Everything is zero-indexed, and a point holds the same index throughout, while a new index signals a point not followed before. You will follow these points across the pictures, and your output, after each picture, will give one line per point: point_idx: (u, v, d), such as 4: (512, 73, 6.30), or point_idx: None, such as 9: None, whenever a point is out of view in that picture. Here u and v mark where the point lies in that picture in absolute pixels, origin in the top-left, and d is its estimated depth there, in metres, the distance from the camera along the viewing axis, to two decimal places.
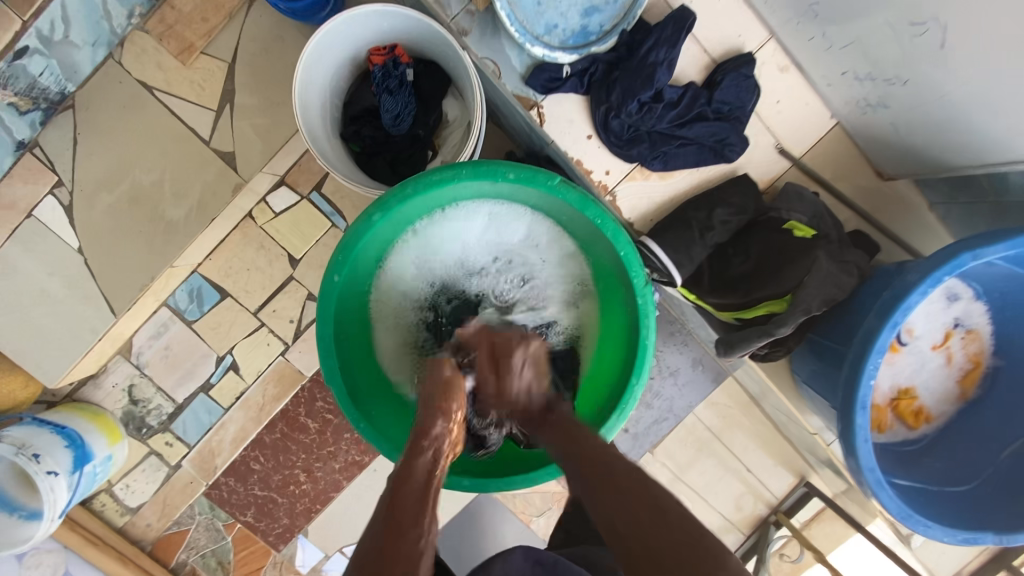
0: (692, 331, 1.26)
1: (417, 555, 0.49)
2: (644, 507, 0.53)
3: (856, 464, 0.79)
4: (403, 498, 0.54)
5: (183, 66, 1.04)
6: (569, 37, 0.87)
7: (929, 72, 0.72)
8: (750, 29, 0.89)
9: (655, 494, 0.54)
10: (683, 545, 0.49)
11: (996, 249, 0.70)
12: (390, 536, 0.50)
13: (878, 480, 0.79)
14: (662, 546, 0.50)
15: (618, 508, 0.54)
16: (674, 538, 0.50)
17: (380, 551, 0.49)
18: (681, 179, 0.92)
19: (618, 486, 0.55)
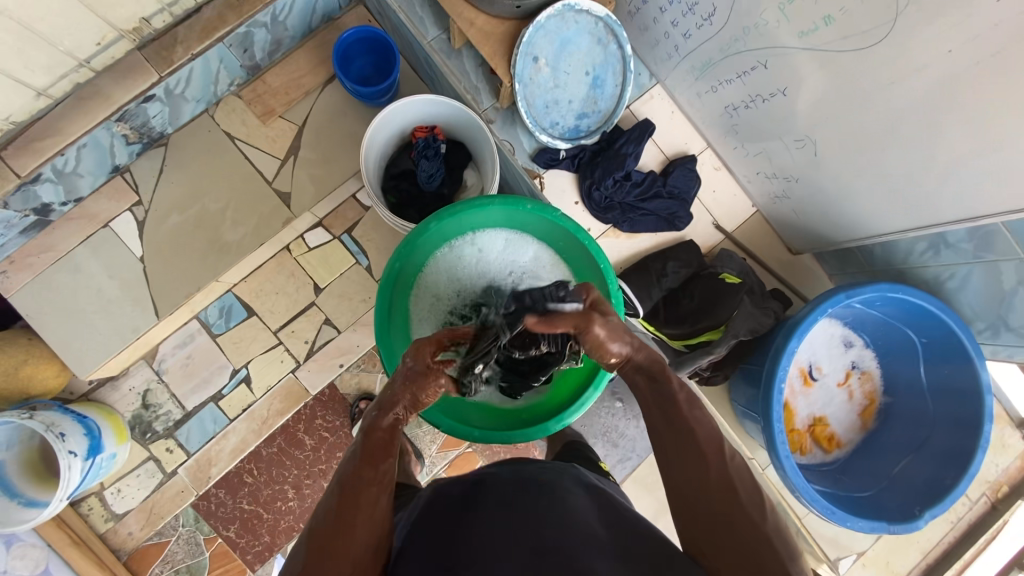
0: None
1: (380, 481, 0.66)
2: (731, 482, 0.64)
3: (778, 457, 1.04)
4: (371, 444, 0.69)
5: (263, 124, 1.33)
6: (566, 131, 1.18)
7: (811, 173, 1.06)
8: (693, 139, 1.25)
9: (735, 472, 0.65)
10: (742, 523, 0.61)
11: (862, 290, 1.00)
12: (364, 464, 0.66)
13: (793, 468, 1.03)
14: (723, 519, 0.62)
15: (705, 474, 0.64)
16: (736, 516, 0.61)
17: (356, 474, 0.65)
18: (644, 240, 1.21)
19: (707, 458, 0.65)
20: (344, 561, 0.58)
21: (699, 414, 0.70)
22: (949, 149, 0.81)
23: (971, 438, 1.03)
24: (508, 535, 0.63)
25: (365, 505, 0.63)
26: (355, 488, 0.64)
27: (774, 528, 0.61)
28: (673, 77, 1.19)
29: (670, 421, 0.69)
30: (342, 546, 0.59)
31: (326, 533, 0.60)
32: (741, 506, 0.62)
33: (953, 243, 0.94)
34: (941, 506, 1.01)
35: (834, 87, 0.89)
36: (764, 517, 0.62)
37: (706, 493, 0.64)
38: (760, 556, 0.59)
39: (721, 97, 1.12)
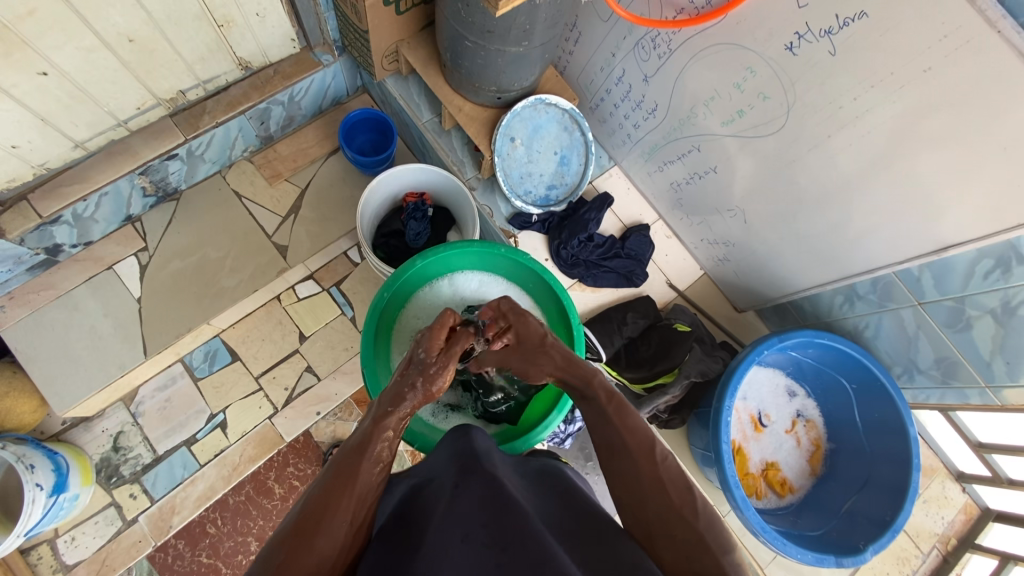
0: None
1: (373, 471, 0.68)
2: (662, 484, 0.66)
3: (745, 516, 1.08)
4: (370, 439, 0.71)
5: (270, 186, 1.49)
6: (537, 199, 1.36)
7: (743, 238, 1.25)
8: (647, 211, 1.45)
9: (667, 472, 0.68)
10: (677, 520, 0.63)
11: (793, 336, 1.14)
12: (359, 450, 0.69)
13: (759, 522, 1.08)
14: (659, 514, 0.64)
15: (641, 476, 0.68)
16: (670, 514, 0.63)
17: (353, 458, 0.68)
18: (605, 295, 1.37)
19: (638, 461, 0.69)
20: (327, 541, 0.58)
21: (632, 423, 0.75)
22: (855, 213, 0.98)
23: (905, 474, 1.12)
24: (463, 512, 0.59)
25: (353, 491, 0.64)
26: (339, 481, 0.64)
27: (707, 525, 0.62)
28: (627, 159, 1.41)
29: (607, 437, 0.74)
30: (320, 529, 0.58)
31: (297, 529, 0.58)
32: (673, 505, 0.64)
33: (863, 294, 1.11)
34: (883, 540, 1.08)
35: (754, 164, 1.09)
36: (696, 515, 0.63)
37: (641, 496, 0.66)
38: (696, 552, 0.59)
39: (666, 175, 1.33)
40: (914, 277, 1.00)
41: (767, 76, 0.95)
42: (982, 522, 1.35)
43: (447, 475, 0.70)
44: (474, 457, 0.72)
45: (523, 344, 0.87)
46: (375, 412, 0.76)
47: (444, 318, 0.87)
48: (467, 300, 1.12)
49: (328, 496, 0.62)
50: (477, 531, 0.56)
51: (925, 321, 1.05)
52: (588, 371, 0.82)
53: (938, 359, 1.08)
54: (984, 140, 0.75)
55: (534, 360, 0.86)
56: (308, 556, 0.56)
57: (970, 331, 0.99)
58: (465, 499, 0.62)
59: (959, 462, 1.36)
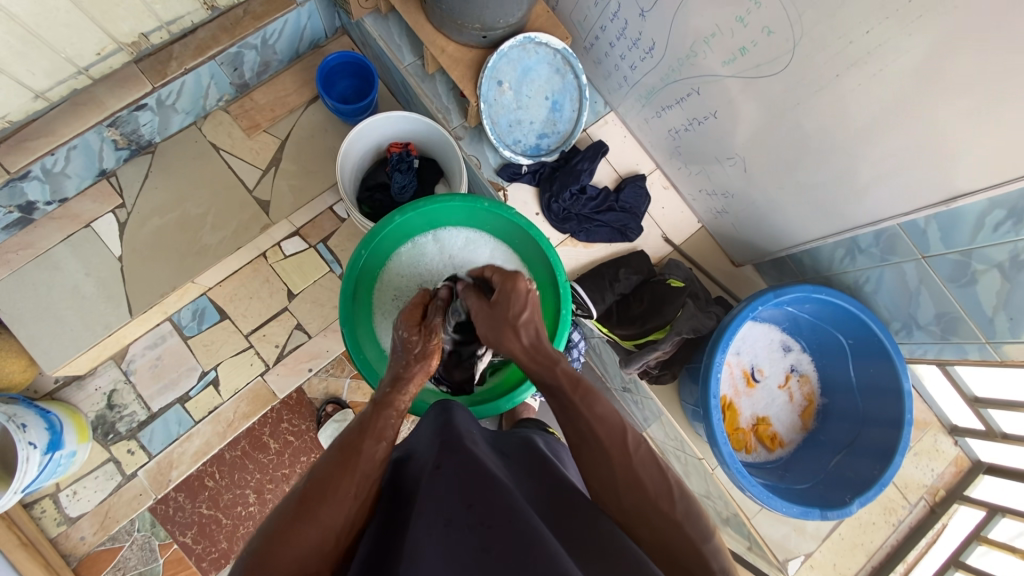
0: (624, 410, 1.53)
1: (375, 447, 0.66)
2: (636, 475, 0.65)
3: (727, 465, 1.08)
4: (372, 417, 0.69)
5: (248, 137, 1.42)
6: (528, 149, 1.30)
7: (744, 188, 1.19)
8: (644, 160, 1.39)
9: (640, 464, 0.66)
10: (651, 509, 0.62)
11: (789, 291, 1.10)
12: (362, 429, 0.67)
13: (740, 469, 1.08)
14: (633, 506, 0.63)
15: (613, 470, 0.66)
16: (645, 505, 0.63)
17: (355, 438, 0.66)
18: (598, 250, 1.33)
19: (610, 451, 0.68)
20: (331, 517, 0.58)
21: (600, 410, 0.72)
22: (863, 158, 0.92)
23: (895, 433, 1.11)
24: (444, 494, 0.57)
25: (356, 471, 0.63)
26: (342, 458, 0.63)
27: (685, 514, 0.63)
28: (623, 104, 1.33)
29: (573, 424, 0.72)
30: (323, 505, 0.58)
31: (301, 508, 0.58)
32: (649, 497, 0.63)
33: (865, 248, 1.06)
34: (868, 494, 1.09)
35: (757, 108, 1.02)
36: (673, 505, 0.63)
37: (614, 485, 0.65)
38: (675, 539, 0.61)
39: (665, 122, 1.25)
40: (919, 229, 0.95)
41: (772, 9, 0.86)
42: (972, 475, 1.36)
43: (429, 455, 0.67)
44: (458, 434, 0.69)
45: (498, 310, 0.82)
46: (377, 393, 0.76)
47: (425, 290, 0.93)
48: (452, 258, 1.08)
49: (332, 475, 0.61)
50: (459, 514, 0.53)
51: (928, 275, 1.01)
52: (551, 360, 0.78)
53: (939, 314, 1.05)
54: (1008, 78, 0.68)
55: (505, 329, 0.81)
56: (310, 528, 0.57)
57: (974, 286, 0.95)
58: (445, 479, 0.59)
59: (953, 415, 1.34)
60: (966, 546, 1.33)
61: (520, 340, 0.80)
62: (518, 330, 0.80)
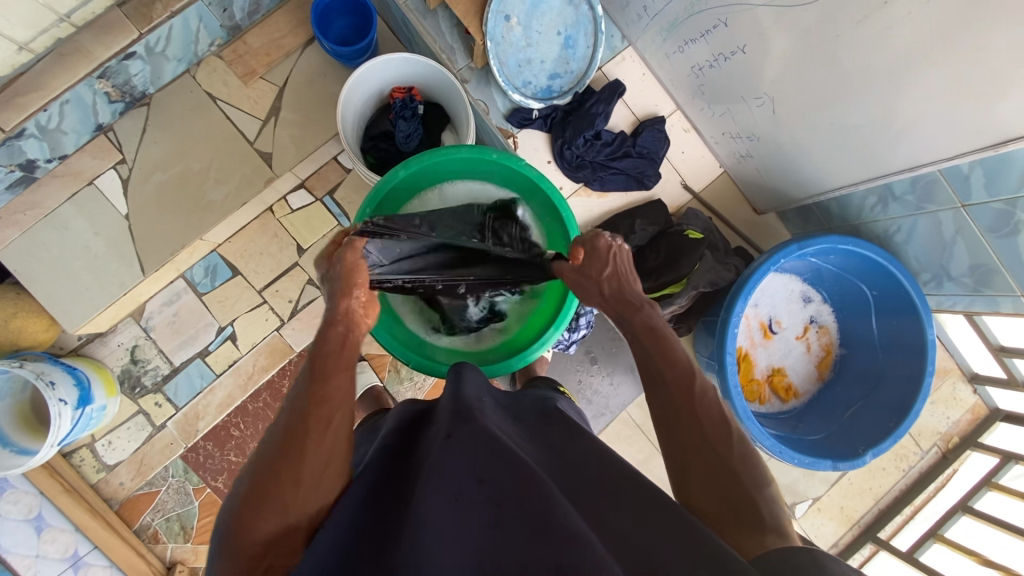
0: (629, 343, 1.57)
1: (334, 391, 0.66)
2: (698, 420, 0.66)
3: (740, 417, 1.08)
4: (322, 360, 0.68)
5: (244, 85, 1.36)
6: (539, 91, 1.21)
7: (772, 130, 1.10)
8: (663, 101, 1.29)
9: (706, 412, 0.67)
10: (712, 455, 0.64)
11: (813, 243, 1.05)
12: (314, 373, 0.67)
13: (753, 422, 1.07)
14: (694, 449, 0.65)
15: (677, 411, 0.68)
16: (706, 449, 0.64)
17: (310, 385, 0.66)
18: (615, 199, 1.27)
19: (675, 395, 0.68)
20: (304, 464, 0.60)
21: (676, 356, 0.71)
22: (905, 101, 0.84)
23: (914, 388, 1.09)
24: (450, 470, 0.56)
25: (321, 420, 0.63)
26: (308, 413, 0.64)
27: (741, 461, 0.64)
28: (643, 38, 1.23)
29: (644, 365, 0.73)
30: (293, 457, 0.61)
31: (273, 467, 0.60)
32: (709, 442, 0.65)
33: (899, 195, 1.00)
34: (882, 446, 1.08)
35: (790, 41, 0.92)
36: (730, 449, 0.64)
37: (675, 431, 0.67)
38: (728, 484, 0.62)
39: (688, 57, 1.15)
40: (961, 175, 0.89)
41: None
42: (988, 422, 1.35)
43: (439, 422, 0.67)
44: (467, 404, 0.68)
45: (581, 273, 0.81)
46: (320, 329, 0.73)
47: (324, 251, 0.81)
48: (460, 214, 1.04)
49: (296, 433, 0.62)
50: (470, 488, 0.54)
51: (965, 225, 0.95)
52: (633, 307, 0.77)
53: (973, 266, 1.00)
54: None
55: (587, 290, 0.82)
56: (289, 483, 0.60)
57: (1015, 237, 0.90)
58: (453, 454, 0.59)
59: (975, 363, 1.32)
60: (975, 491, 1.31)
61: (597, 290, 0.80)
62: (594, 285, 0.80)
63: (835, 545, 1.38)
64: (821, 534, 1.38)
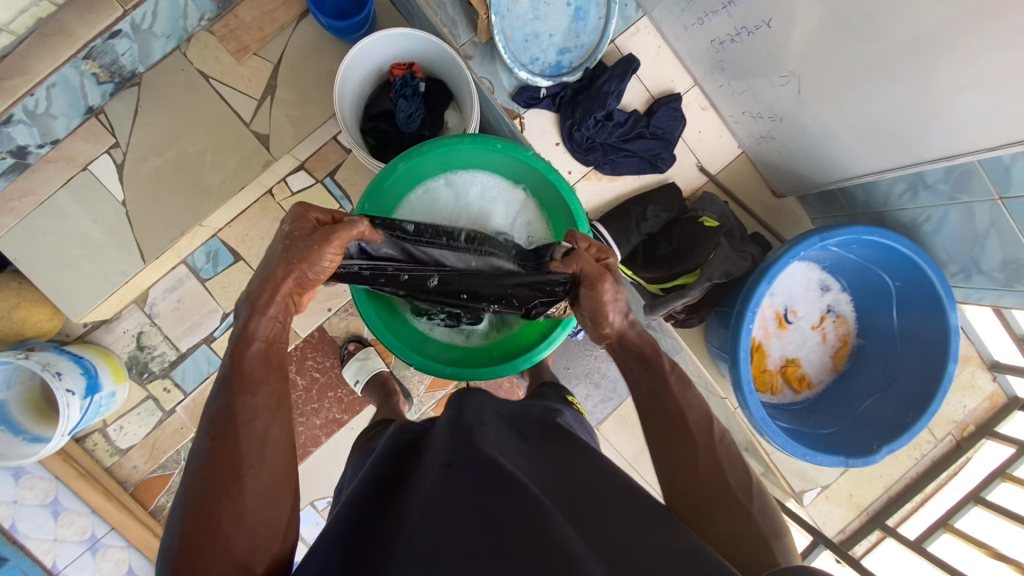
0: None
1: (260, 406, 0.66)
2: (720, 466, 0.69)
3: (749, 410, 1.04)
4: (247, 370, 0.68)
5: (237, 62, 1.30)
6: (547, 68, 1.15)
7: (796, 111, 1.03)
8: (680, 76, 1.21)
9: (727, 460, 0.70)
10: (732, 501, 0.67)
11: (837, 233, 1.00)
12: (236, 389, 0.66)
13: (762, 416, 1.04)
14: (715, 496, 0.67)
15: (696, 454, 0.70)
16: (726, 495, 0.67)
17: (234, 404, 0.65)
18: (625, 183, 1.21)
19: (695, 439, 0.71)
20: (241, 491, 0.61)
21: (691, 396, 0.74)
22: (941, 87, 0.77)
23: (934, 383, 1.05)
24: (453, 500, 0.55)
25: (245, 441, 0.63)
26: (233, 438, 0.63)
27: (758, 507, 0.67)
28: (660, 8, 1.14)
29: (660, 404, 0.74)
30: (228, 485, 0.60)
31: (202, 508, 0.59)
32: (730, 489, 0.68)
33: (931, 184, 0.94)
34: (897, 442, 1.05)
35: (820, 15, 0.84)
36: (750, 500, 0.67)
37: (692, 474, 0.69)
38: (745, 529, 0.65)
39: (708, 30, 1.07)
40: (1002, 166, 0.83)
41: None
42: (1005, 411, 1.32)
43: (435, 449, 0.65)
44: (469, 427, 0.67)
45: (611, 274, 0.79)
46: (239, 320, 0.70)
47: (307, 212, 0.77)
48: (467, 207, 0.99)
49: (218, 476, 0.61)
50: (469, 512, 0.53)
51: (1001, 219, 0.89)
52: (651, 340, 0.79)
53: (1006, 261, 0.94)
54: None
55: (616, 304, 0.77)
56: (229, 513, 0.59)
57: None
58: (454, 481, 0.57)
59: (996, 352, 1.28)
60: (989, 482, 1.27)
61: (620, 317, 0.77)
62: (618, 311, 0.77)
63: (841, 531, 1.38)
64: (827, 521, 1.38)
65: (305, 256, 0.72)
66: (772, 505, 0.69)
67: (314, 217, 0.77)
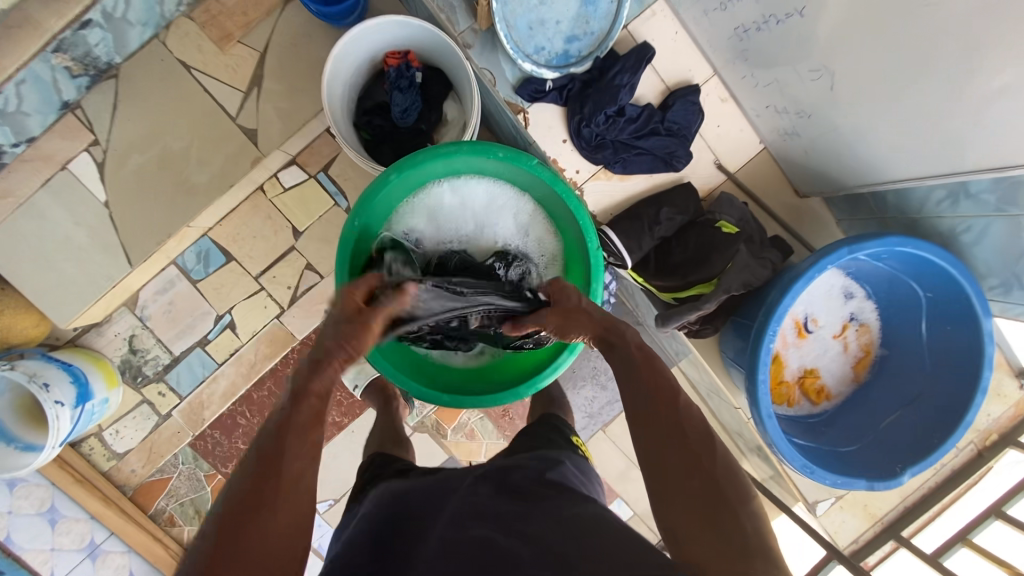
0: None
1: (302, 446, 0.61)
2: (681, 428, 0.65)
3: (761, 419, 0.98)
4: (293, 416, 0.63)
5: (220, 51, 1.22)
6: (553, 58, 1.05)
7: (825, 107, 0.94)
8: (698, 65, 1.11)
9: (688, 423, 0.65)
10: (694, 465, 0.62)
11: (870, 245, 0.92)
12: (280, 430, 0.61)
13: (778, 432, 0.98)
14: (678, 462, 0.62)
15: (659, 419, 0.66)
16: (690, 459, 0.62)
17: (273, 439, 0.61)
18: (637, 183, 1.12)
19: (659, 404, 0.67)
20: (264, 530, 0.54)
21: (654, 365, 0.72)
22: (985, 87, 0.69)
23: (966, 398, 0.99)
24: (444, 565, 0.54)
25: (280, 475, 0.58)
26: (263, 467, 0.58)
27: (724, 471, 0.62)
28: None
29: (624, 373, 0.72)
30: (254, 515, 0.55)
31: (224, 531, 0.54)
32: (693, 452, 0.63)
33: (974, 194, 0.85)
34: (921, 464, 1.00)
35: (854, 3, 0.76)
36: (714, 463, 0.62)
37: (657, 440, 0.65)
38: (714, 499, 0.59)
39: (731, 17, 0.98)
40: None
41: None
42: None
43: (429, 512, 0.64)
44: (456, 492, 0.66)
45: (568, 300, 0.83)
46: (297, 379, 0.68)
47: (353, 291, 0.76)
48: (471, 211, 0.99)
49: (242, 502, 0.56)
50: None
51: None
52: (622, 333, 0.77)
53: None
54: None
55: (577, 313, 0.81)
56: (246, 539, 0.54)
57: None
58: (449, 544, 0.56)
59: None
60: (1011, 496, 1.21)
61: (590, 322, 0.80)
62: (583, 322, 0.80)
63: (855, 542, 1.34)
64: (841, 531, 1.33)
65: (355, 338, 0.71)
66: (742, 473, 0.63)
67: (357, 301, 0.75)
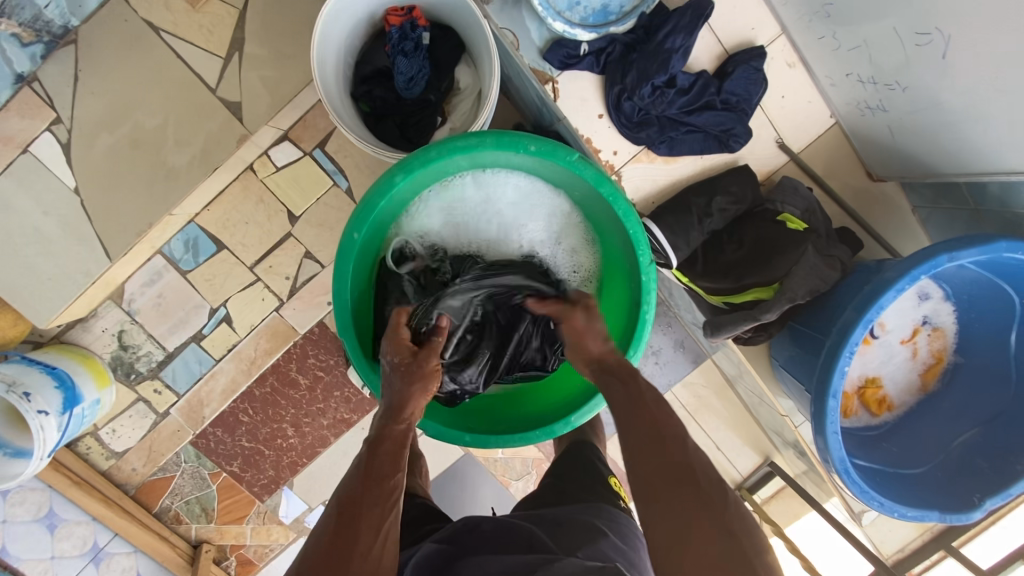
0: (678, 314, 1.34)
1: (381, 495, 0.60)
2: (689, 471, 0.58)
3: (826, 448, 0.86)
4: (376, 458, 0.63)
5: (192, 9, 1.06)
6: (590, 15, 0.89)
7: (925, 77, 0.76)
8: (762, 23, 0.91)
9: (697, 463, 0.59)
10: (704, 512, 0.56)
11: (970, 252, 0.77)
12: (367, 478, 0.61)
13: (844, 464, 0.87)
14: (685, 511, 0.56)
15: (661, 463, 0.59)
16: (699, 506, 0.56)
17: (360, 484, 0.61)
18: (685, 166, 0.96)
19: (663, 443, 0.61)
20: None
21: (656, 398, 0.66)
22: None
23: None
24: None
25: (363, 522, 0.58)
26: (352, 508, 0.59)
27: (736, 516, 0.56)
28: None
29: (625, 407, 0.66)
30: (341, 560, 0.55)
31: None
32: (702, 496, 0.57)
33: None
34: (1005, 493, 0.89)
35: None
36: (725, 507, 0.56)
37: (658, 486, 0.58)
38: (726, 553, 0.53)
39: None
40: None
41: None
42: None
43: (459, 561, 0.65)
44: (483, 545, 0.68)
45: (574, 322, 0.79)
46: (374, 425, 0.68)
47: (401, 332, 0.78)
48: (497, 203, 0.91)
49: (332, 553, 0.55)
50: None
51: None
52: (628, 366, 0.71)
53: None
54: None
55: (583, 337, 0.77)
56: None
57: None
58: None
59: None
60: None
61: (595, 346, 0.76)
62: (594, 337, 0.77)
63: (901, 551, 1.26)
64: (884, 540, 1.26)
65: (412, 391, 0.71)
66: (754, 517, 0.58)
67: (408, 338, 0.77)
